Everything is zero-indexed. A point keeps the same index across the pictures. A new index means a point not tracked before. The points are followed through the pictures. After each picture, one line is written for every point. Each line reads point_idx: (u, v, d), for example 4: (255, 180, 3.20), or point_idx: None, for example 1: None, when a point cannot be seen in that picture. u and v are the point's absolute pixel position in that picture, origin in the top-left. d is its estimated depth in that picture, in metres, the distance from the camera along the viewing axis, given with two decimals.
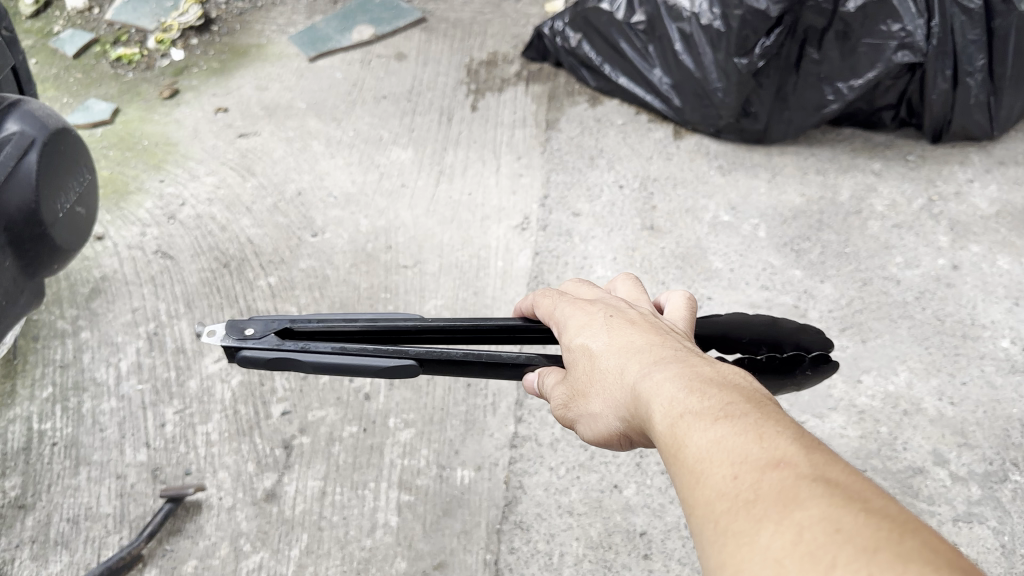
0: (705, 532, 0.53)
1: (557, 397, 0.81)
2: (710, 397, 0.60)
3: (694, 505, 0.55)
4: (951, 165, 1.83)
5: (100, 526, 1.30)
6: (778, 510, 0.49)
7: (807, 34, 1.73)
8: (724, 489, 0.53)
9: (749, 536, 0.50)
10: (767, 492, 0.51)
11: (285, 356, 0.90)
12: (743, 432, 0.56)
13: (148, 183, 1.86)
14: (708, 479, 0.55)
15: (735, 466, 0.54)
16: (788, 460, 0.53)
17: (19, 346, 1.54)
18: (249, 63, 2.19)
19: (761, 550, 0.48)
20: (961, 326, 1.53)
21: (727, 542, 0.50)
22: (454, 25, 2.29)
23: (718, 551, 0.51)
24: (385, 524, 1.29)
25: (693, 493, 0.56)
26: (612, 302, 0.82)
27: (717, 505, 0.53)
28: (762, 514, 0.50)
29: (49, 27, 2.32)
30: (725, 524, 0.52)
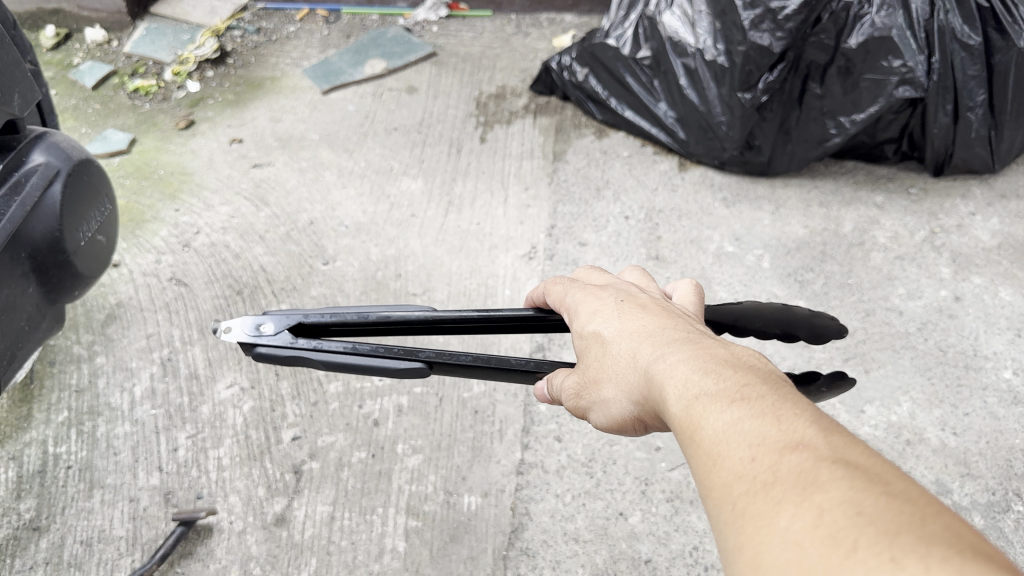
0: (722, 513, 0.55)
1: (568, 387, 0.84)
2: (725, 378, 0.63)
3: (710, 487, 0.57)
4: (952, 199, 1.86)
5: (113, 548, 1.32)
6: (797, 493, 0.51)
7: (809, 69, 1.78)
8: (742, 472, 0.55)
9: (768, 518, 0.51)
10: (785, 475, 0.53)
11: (298, 355, 0.92)
12: (760, 415, 0.58)
13: (163, 213, 1.89)
14: (724, 461, 0.57)
15: (753, 448, 0.56)
16: (807, 443, 0.54)
17: (35, 371, 1.57)
18: (264, 96, 2.24)
19: (779, 532, 0.50)
20: (963, 357, 1.54)
21: (745, 524, 0.52)
22: (464, 59, 2.34)
23: (736, 532, 0.53)
24: (393, 549, 1.31)
25: (710, 475, 0.58)
26: (624, 289, 0.85)
27: (734, 487, 0.55)
28: (780, 497, 0.52)
29: (69, 59, 2.38)
30: (743, 506, 0.53)
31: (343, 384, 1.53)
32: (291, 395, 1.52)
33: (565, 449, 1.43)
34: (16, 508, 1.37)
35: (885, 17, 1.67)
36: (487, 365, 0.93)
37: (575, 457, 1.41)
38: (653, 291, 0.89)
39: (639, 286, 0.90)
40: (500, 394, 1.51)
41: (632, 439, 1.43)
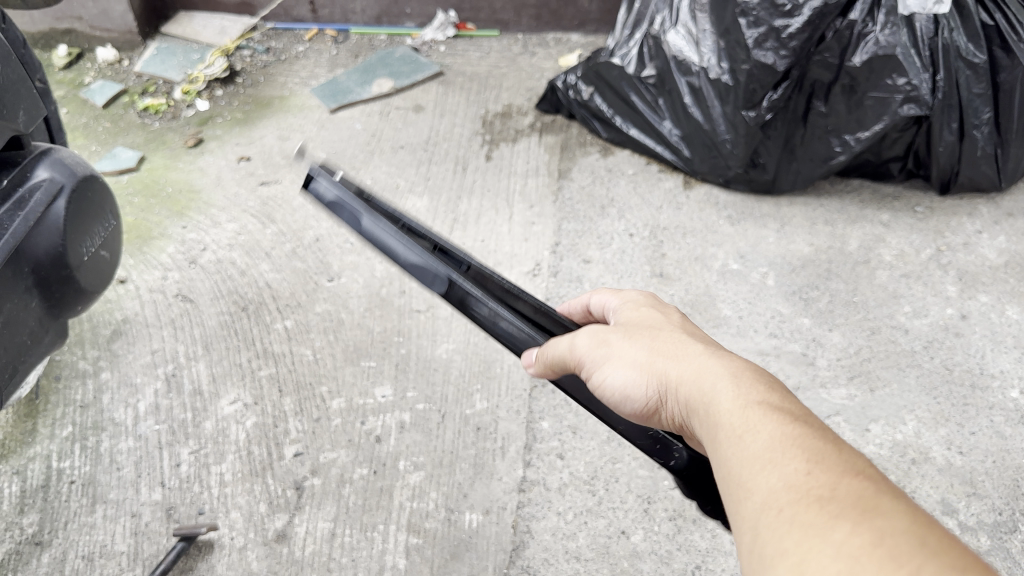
0: (764, 519, 0.54)
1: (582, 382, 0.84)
2: (787, 401, 0.63)
3: (754, 491, 0.57)
4: (959, 217, 1.85)
5: (114, 563, 1.32)
6: (855, 512, 0.51)
7: (813, 87, 1.77)
8: (794, 483, 0.55)
9: (820, 529, 0.51)
10: (844, 493, 0.52)
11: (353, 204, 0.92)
12: (820, 441, 0.58)
13: (170, 230, 1.91)
14: (775, 470, 0.56)
15: (811, 464, 0.56)
16: (867, 473, 0.55)
17: (41, 386, 1.58)
18: (272, 115, 2.26)
19: (830, 545, 0.49)
20: (970, 375, 1.53)
21: (795, 531, 0.52)
22: (471, 78, 2.35)
23: (778, 539, 0.52)
24: (393, 566, 1.30)
25: (754, 477, 0.57)
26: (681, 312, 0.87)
27: (783, 495, 0.54)
28: (836, 511, 0.51)
29: (81, 78, 2.41)
30: (792, 513, 0.53)
31: (346, 401, 1.54)
32: (294, 412, 1.52)
33: (567, 466, 1.42)
34: (19, 523, 1.37)
35: (889, 35, 1.65)
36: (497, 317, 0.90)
37: (576, 475, 1.41)
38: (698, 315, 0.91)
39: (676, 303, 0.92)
40: (503, 410, 1.51)
41: (635, 457, 1.43)
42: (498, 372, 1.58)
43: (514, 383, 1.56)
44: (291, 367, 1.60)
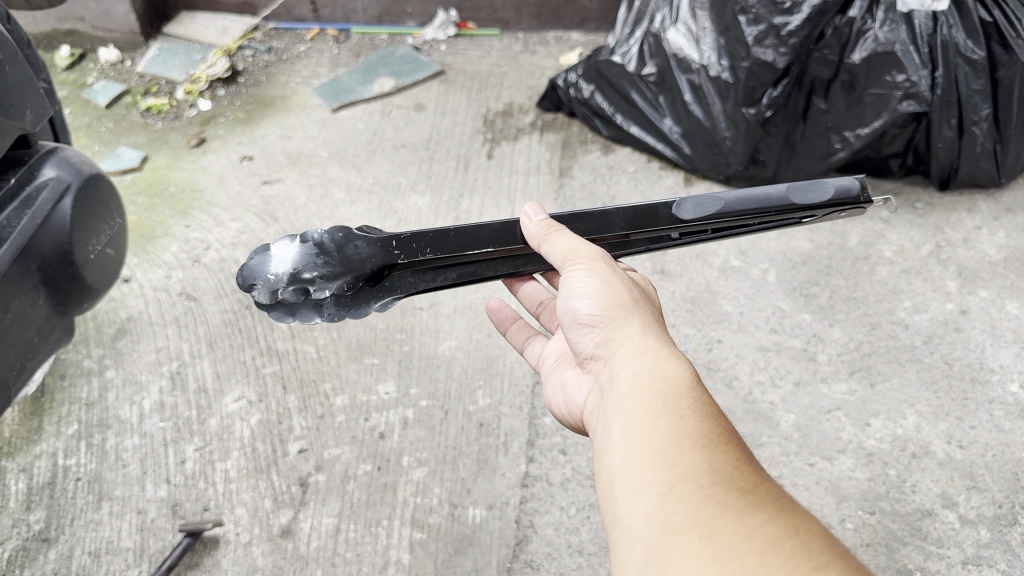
0: (684, 491, 0.64)
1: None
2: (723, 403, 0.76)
3: (676, 462, 0.67)
4: (958, 213, 1.86)
5: (121, 559, 1.33)
6: (771, 510, 0.62)
7: (813, 84, 1.79)
8: (719, 469, 0.66)
9: (740, 510, 0.61)
10: (764, 493, 0.64)
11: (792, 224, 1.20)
12: (745, 446, 0.70)
13: (174, 229, 1.92)
14: (706, 453, 0.67)
15: (737, 462, 0.67)
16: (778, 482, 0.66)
17: (46, 385, 1.59)
18: (274, 114, 2.27)
19: (747, 526, 0.60)
20: (969, 370, 1.54)
21: (714, 506, 0.62)
22: (471, 77, 2.36)
23: (693, 509, 0.62)
24: (397, 561, 1.31)
25: (681, 454, 0.67)
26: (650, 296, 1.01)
27: (706, 475, 0.65)
28: (755, 502, 0.63)
29: (83, 79, 2.42)
30: (713, 490, 0.64)
31: (349, 398, 1.55)
32: (298, 409, 1.53)
33: (569, 462, 1.43)
34: (26, 520, 1.38)
35: (887, 32, 1.66)
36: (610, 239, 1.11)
37: (579, 471, 1.42)
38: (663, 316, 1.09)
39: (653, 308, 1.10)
40: (506, 406, 1.52)
41: None
42: (500, 369, 1.59)
43: (516, 379, 1.56)
44: (294, 365, 1.61)
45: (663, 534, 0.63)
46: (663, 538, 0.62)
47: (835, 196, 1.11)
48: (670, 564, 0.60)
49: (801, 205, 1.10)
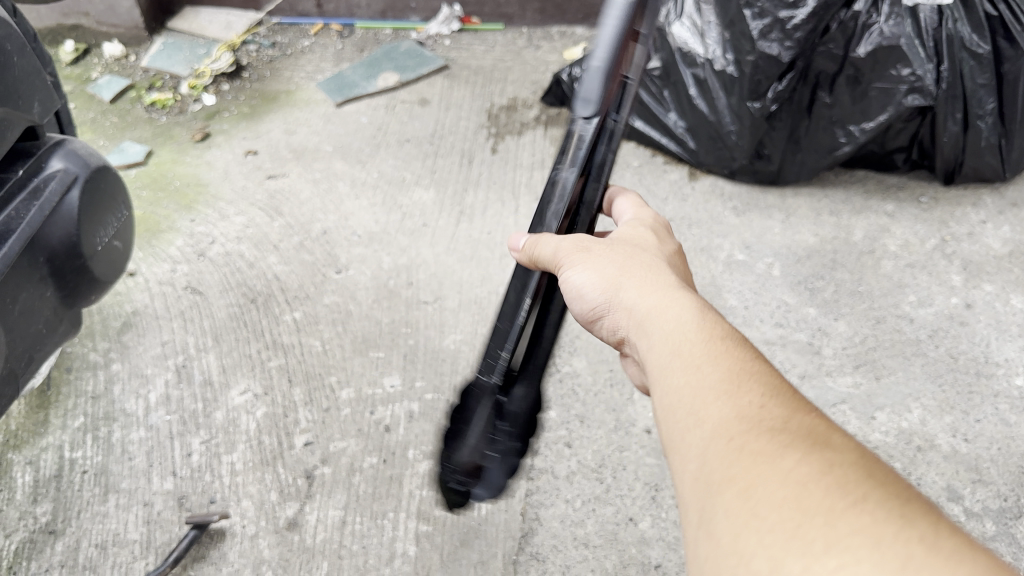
0: (714, 447, 0.58)
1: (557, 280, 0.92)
2: (741, 339, 0.69)
3: (704, 419, 0.60)
4: (963, 207, 1.86)
5: (127, 551, 1.34)
6: (807, 445, 0.55)
7: (818, 79, 1.78)
8: (747, 416, 0.59)
9: (771, 455, 0.54)
10: (796, 427, 0.57)
11: None
12: (773, 379, 0.63)
13: (179, 223, 1.92)
14: (730, 402, 0.61)
15: (764, 399, 0.60)
16: (817, 415, 0.59)
17: (52, 377, 1.59)
18: (278, 109, 2.27)
19: (782, 470, 0.53)
20: (974, 363, 1.54)
21: (744, 456, 0.55)
22: (476, 72, 2.36)
23: (727, 465, 0.56)
24: (403, 553, 1.31)
25: (707, 411, 0.61)
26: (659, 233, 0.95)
27: (734, 425, 0.58)
28: (788, 440, 0.55)
29: (87, 73, 2.42)
30: (742, 439, 0.57)
31: (355, 391, 1.55)
32: (304, 402, 1.54)
33: (575, 455, 1.44)
34: (33, 512, 1.39)
35: (893, 26, 1.67)
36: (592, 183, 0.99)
37: (585, 463, 1.42)
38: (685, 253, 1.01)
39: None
40: None
41: (642, 446, 1.45)
42: None
43: None
44: (299, 359, 1.61)
45: (704, 501, 0.56)
46: (705, 507, 0.55)
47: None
48: (715, 531, 0.53)
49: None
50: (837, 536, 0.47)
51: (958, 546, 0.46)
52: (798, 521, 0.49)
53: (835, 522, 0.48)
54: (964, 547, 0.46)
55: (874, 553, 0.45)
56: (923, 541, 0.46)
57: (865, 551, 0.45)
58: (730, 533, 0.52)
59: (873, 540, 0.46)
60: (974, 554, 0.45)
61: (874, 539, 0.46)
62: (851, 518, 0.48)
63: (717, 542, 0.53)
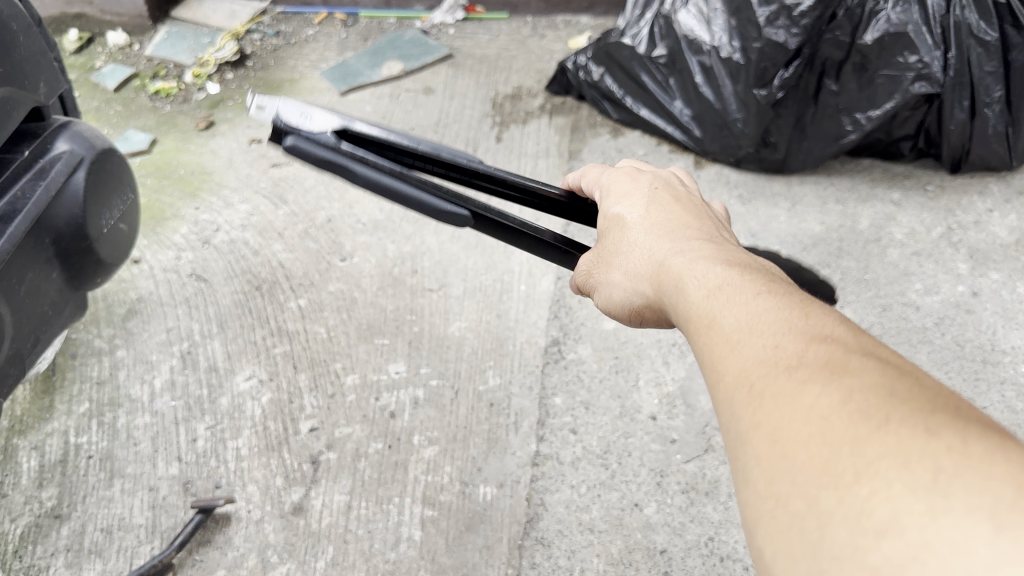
0: (738, 397, 0.57)
1: (582, 265, 0.93)
2: (749, 277, 0.67)
3: (726, 371, 0.60)
4: (970, 195, 1.86)
5: (133, 536, 1.34)
6: (825, 374, 0.53)
7: (825, 66, 1.77)
8: (765, 358, 0.57)
9: (790, 396, 0.53)
10: (811, 359, 0.55)
11: (340, 161, 0.95)
12: (789, 310, 0.61)
13: (183, 211, 1.92)
14: (745, 350, 0.59)
15: (779, 337, 0.58)
16: (836, 338, 0.57)
17: (57, 363, 1.59)
18: (283, 98, 2.27)
19: (803, 408, 0.52)
20: (981, 351, 1.54)
21: (765, 402, 0.54)
22: (480, 61, 2.36)
23: (752, 413, 0.55)
24: (409, 538, 1.31)
25: (726, 361, 0.60)
26: (661, 177, 0.94)
27: (754, 372, 0.57)
28: (804, 376, 0.54)
29: (91, 62, 2.42)
30: (761, 387, 0.56)
31: (360, 377, 1.55)
32: (309, 388, 1.54)
33: (580, 441, 1.43)
34: (39, 497, 1.39)
35: (900, 13, 1.67)
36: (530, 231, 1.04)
37: (590, 449, 1.42)
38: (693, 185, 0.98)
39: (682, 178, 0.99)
40: (516, 386, 1.52)
41: (648, 432, 1.45)
42: (511, 350, 1.59)
43: (526, 360, 1.57)
44: (304, 345, 1.61)
45: (737, 453, 0.55)
46: (739, 460, 0.55)
47: (311, 151, 0.95)
48: (750, 480, 0.53)
49: (340, 161, 0.95)
50: (866, 463, 0.46)
51: (989, 448, 0.44)
52: (825, 455, 0.48)
53: (862, 449, 0.47)
54: (996, 448, 0.44)
55: (904, 475, 0.44)
56: (952, 450, 0.44)
57: (895, 474, 0.44)
58: (763, 478, 0.51)
59: (902, 460, 0.45)
60: (1008, 452, 0.44)
61: (902, 460, 0.45)
62: (876, 443, 0.46)
63: (753, 490, 0.52)
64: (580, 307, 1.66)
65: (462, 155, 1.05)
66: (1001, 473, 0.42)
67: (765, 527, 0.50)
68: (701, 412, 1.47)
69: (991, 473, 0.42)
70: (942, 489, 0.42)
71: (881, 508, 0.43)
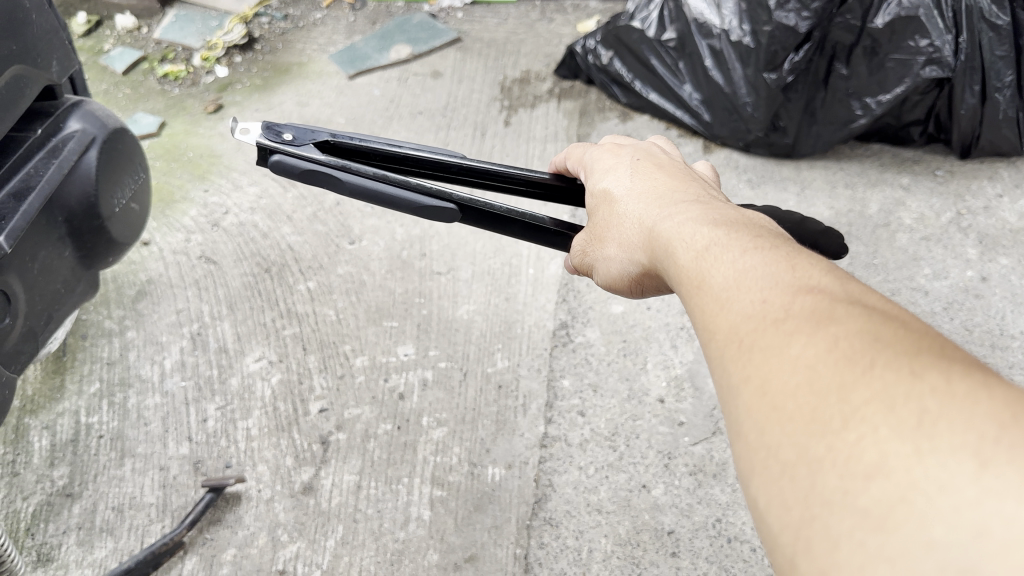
0: (729, 353, 0.56)
1: (578, 244, 0.93)
2: (734, 231, 0.66)
3: (717, 330, 0.59)
4: (979, 180, 1.85)
5: (144, 514, 1.35)
6: (810, 325, 0.52)
7: (835, 50, 1.77)
8: (752, 312, 0.57)
9: (778, 347, 0.53)
10: (798, 310, 0.54)
11: (323, 172, 0.95)
12: (775, 262, 0.60)
13: (192, 193, 1.92)
14: (733, 305, 0.59)
15: (765, 290, 0.58)
16: (821, 287, 0.56)
17: (68, 344, 1.60)
18: (291, 81, 2.27)
19: (789, 361, 0.51)
20: (989, 336, 1.54)
21: (753, 355, 0.54)
22: (488, 45, 2.35)
23: (741, 368, 0.54)
24: (418, 517, 1.32)
25: (716, 320, 0.59)
26: (642, 148, 0.94)
27: (741, 327, 0.57)
28: (791, 328, 0.53)
29: (100, 46, 2.42)
30: (750, 341, 0.55)
31: (369, 358, 1.55)
32: (319, 369, 1.54)
33: (588, 423, 1.44)
34: (50, 475, 1.40)
35: None
36: (519, 217, 1.01)
37: (598, 431, 1.43)
38: (674, 152, 0.97)
39: (662, 146, 0.99)
40: (524, 368, 1.53)
41: (656, 415, 1.45)
42: (519, 333, 1.59)
43: (535, 343, 1.57)
44: (314, 327, 1.62)
45: (729, 408, 0.55)
46: (731, 415, 0.55)
47: (293, 165, 0.94)
48: (742, 434, 0.53)
49: (323, 171, 0.94)
50: (853, 409, 0.46)
51: (974, 387, 0.44)
52: (813, 404, 0.48)
53: (848, 396, 0.47)
54: (980, 386, 0.44)
55: (889, 417, 0.44)
56: (936, 391, 0.44)
57: (880, 417, 0.45)
58: (754, 429, 0.51)
59: (888, 403, 0.45)
60: (992, 390, 0.44)
61: (887, 403, 0.45)
62: (862, 388, 0.47)
63: (745, 442, 0.52)
64: (588, 290, 1.66)
65: (445, 152, 1.04)
66: (986, 411, 0.43)
67: (757, 477, 0.50)
68: (709, 394, 1.47)
69: (977, 411, 0.43)
70: (927, 429, 0.43)
71: (868, 451, 0.44)
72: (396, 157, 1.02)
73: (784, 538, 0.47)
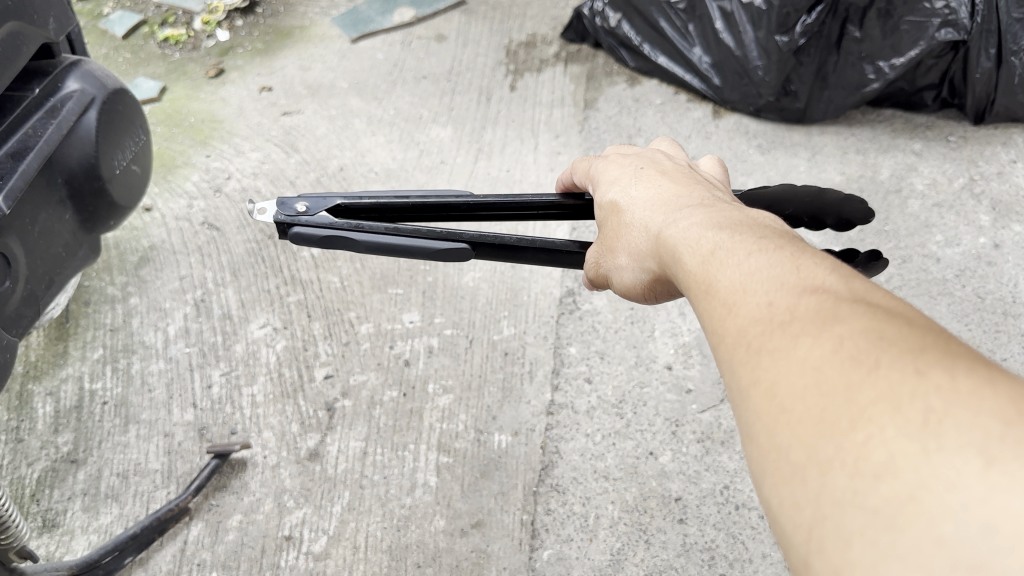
0: (736, 355, 0.53)
1: (590, 255, 0.90)
2: (740, 233, 0.63)
3: (725, 333, 0.56)
4: (993, 146, 1.82)
5: (149, 481, 1.34)
6: (816, 326, 0.50)
7: (848, 12, 1.73)
8: (758, 314, 0.54)
9: (784, 349, 0.50)
10: (804, 309, 0.51)
11: (338, 234, 0.93)
12: (780, 262, 0.57)
13: (194, 158, 1.90)
14: (740, 306, 0.56)
15: (771, 292, 0.55)
16: (827, 286, 0.53)
17: (70, 311, 1.59)
18: (293, 45, 2.23)
19: (796, 363, 0.49)
20: (1002, 303, 1.52)
21: (760, 358, 0.51)
22: (493, 7, 2.31)
23: (748, 372, 0.51)
24: (424, 484, 1.31)
25: (724, 323, 0.56)
26: (647, 156, 0.91)
27: (747, 329, 0.54)
28: (797, 329, 0.50)
29: (99, 9, 2.37)
30: (756, 343, 0.52)
31: (373, 326, 1.54)
32: (324, 336, 1.53)
33: (595, 390, 1.43)
34: (54, 442, 1.39)
35: None
36: (532, 245, 0.96)
37: (605, 399, 1.42)
38: (680, 158, 0.95)
39: (666, 152, 0.96)
40: (530, 336, 1.51)
41: (663, 381, 1.44)
42: (525, 301, 1.57)
43: (541, 310, 1.55)
44: (318, 294, 1.60)
45: (739, 416, 0.52)
46: (741, 421, 0.52)
47: (310, 233, 0.93)
48: (752, 442, 0.50)
49: (337, 235, 0.92)
50: (860, 409, 0.43)
51: (980, 384, 0.42)
52: (821, 406, 0.45)
53: (856, 396, 0.44)
54: (985, 382, 0.42)
55: (895, 417, 0.42)
56: (942, 389, 0.42)
57: (888, 417, 0.42)
58: (761, 435, 0.49)
59: (894, 404, 0.42)
60: (997, 384, 0.42)
61: (894, 403, 0.42)
62: (867, 389, 0.44)
63: (755, 447, 0.49)
64: None
65: (453, 194, 1.02)
66: (991, 407, 0.40)
67: (767, 482, 0.47)
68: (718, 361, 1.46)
69: (982, 407, 0.40)
70: (934, 429, 0.40)
71: (875, 451, 0.41)
72: (407, 208, 1.00)
73: (796, 539, 0.44)
